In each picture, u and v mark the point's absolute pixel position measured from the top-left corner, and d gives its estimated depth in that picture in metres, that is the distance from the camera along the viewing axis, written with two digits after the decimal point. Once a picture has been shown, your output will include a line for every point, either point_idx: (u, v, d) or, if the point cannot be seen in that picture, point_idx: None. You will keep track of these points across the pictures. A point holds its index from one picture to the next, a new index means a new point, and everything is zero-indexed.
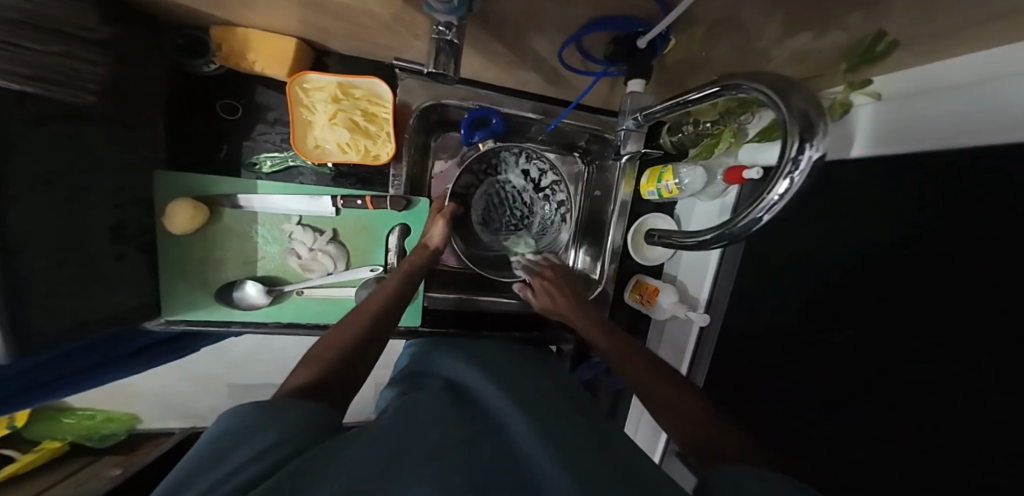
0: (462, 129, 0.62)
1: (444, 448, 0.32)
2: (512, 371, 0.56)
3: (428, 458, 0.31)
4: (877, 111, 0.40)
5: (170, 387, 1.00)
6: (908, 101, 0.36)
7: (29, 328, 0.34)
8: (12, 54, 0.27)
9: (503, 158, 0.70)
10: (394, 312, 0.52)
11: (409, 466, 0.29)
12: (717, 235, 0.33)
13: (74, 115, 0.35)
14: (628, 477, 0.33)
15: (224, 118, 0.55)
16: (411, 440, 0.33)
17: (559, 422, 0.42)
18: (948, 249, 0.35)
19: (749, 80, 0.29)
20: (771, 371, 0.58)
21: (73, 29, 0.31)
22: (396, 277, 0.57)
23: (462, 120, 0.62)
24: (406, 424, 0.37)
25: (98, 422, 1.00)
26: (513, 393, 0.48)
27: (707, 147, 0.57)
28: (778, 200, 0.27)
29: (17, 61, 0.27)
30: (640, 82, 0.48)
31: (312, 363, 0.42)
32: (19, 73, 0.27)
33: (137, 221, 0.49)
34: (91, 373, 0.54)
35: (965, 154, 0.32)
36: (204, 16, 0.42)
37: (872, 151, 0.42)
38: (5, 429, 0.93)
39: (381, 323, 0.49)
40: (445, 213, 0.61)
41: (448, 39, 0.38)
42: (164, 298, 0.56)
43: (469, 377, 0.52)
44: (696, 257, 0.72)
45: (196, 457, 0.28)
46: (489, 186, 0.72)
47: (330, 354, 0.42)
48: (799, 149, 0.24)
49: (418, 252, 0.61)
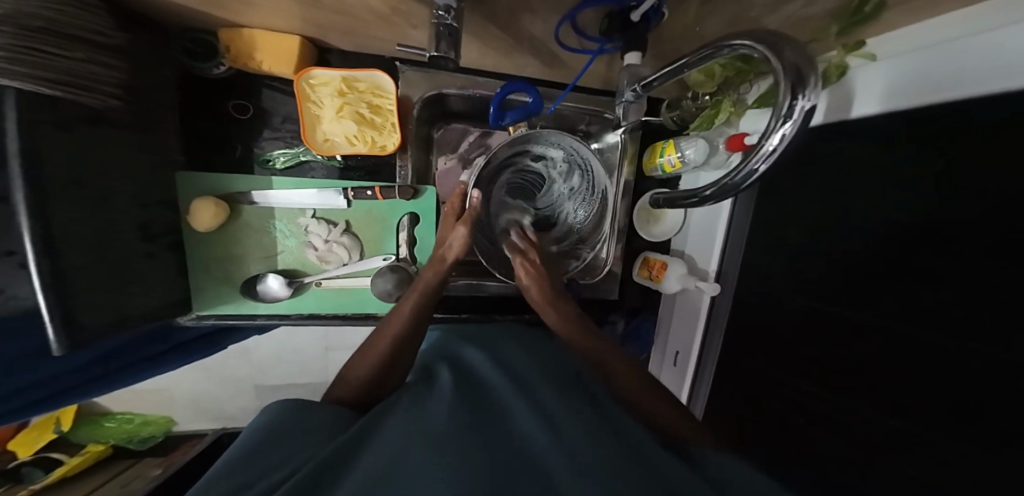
0: (495, 105, 0.55)
1: (461, 433, 0.35)
2: (523, 358, 0.57)
3: (417, 445, 0.32)
4: (902, 67, 0.41)
5: (201, 389, 1.04)
6: (946, 48, 0.36)
7: (75, 322, 0.37)
8: (39, 60, 0.30)
9: (541, 138, 0.62)
10: (414, 335, 0.50)
11: (417, 450, 0.31)
12: (719, 189, 0.36)
13: (98, 119, 0.38)
14: (648, 475, 0.33)
15: (236, 118, 0.58)
16: (429, 426, 0.35)
17: (574, 414, 0.42)
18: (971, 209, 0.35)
19: (743, 37, 0.30)
20: (789, 336, 0.59)
21: (91, 35, 0.34)
22: (412, 294, 0.54)
23: (495, 96, 0.56)
24: (408, 413, 0.38)
25: (137, 425, 1.05)
26: (518, 383, 0.49)
27: (708, 118, 0.57)
28: (774, 149, 0.29)
29: (44, 68, 0.30)
30: (637, 54, 0.50)
31: (349, 380, 0.47)
32: (47, 78, 0.30)
33: (163, 221, 0.52)
34: (133, 369, 0.56)
35: (1006, 100, 0.32)
36: (211, 18, 0.44)
37: (904, 104, 0.42)
38: (52, 434, 0.99)
39: (400, 352, 0.48)
40: (468, 219, 0.57)
41: (447, 23, 0.40)
42: (195, 294, 0.59)
43: (478, 363, 0.54)
44: (703, 230, 0.73)
45: (221, 469, 0.30)
46: (511, 172, 0.67)
47: (357, 373, 0.47)
48: (791, 100, 0.27)
49: (434, 266, 0.57)
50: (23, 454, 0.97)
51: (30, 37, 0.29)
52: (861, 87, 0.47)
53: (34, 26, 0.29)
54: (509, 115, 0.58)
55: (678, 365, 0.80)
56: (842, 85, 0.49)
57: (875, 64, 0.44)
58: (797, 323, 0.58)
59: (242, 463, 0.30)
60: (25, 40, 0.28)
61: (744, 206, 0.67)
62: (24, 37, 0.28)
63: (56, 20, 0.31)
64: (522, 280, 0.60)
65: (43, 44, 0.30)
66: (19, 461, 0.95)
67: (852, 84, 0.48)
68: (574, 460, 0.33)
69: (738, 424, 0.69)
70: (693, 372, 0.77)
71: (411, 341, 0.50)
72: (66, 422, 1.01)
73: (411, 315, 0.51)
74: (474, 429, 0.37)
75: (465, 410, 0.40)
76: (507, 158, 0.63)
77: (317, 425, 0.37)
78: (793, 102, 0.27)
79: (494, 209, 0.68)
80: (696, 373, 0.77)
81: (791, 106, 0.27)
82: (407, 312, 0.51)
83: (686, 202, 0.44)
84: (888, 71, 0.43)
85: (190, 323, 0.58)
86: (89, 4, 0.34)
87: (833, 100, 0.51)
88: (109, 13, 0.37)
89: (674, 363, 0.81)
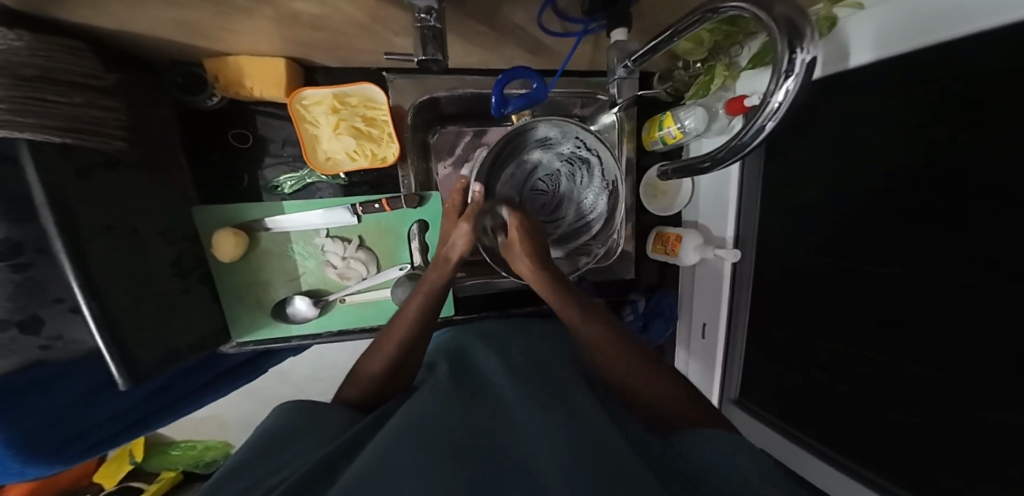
0: (495, 95, 0.52)
1: (454, 429, 0.35)
2: (525, 347, 0.57)
3: (413, 441, 0.32)
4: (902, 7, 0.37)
5: (250, 413, 1.10)
6: None
7: (132, 357, 0.40)
8: (45, 110, 0.31)
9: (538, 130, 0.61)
10: (421, 339, 0.52)
11: (405, 451, 0.30)
12: (727, 150, 0.35)
13: (110, 162, 0.40)
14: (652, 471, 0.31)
15: (237, 147, 0.60)
16: (422, 423, 0.35)
17: (579, 405, 0.41)
18: (995, 128, 0.33)
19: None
20: (815, 292, 0.57)
21: (83, 78, 0.36)
22: (418, 296, 0.55)
23: (496, 83, 0.52)
24: (403, 413, 0.39)
25: (200, 451, 1.12)
26: (517, 372, 0.49)
27: (702, 85, 0.55)
28: (780, 105, 0.29)
29: (50, 116, 0.32)
30: (623, 30, 0.49)
31: (358, 381, 0.48)
32: (55, 127, 0.32)
33: (192, 256, 0.55)
34: (189, 397, 0.60)
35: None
36: (195, 49, 0.46)
37: (906, 48, 0.38)
38: (129, 465, 1.09)
39: (412, 349, 0.50)
40: (469, 216, 0.58)
41: (430, 24, 0.40)
42: (231, 324, 0.62)
43: (477, 357, 0.54)
44: (716, 197, 0.70)
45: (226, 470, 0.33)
46: (516, 167, 0.66)
47: (365, 374, 0.48)
48: (790, 54, 0.26)
49: (438, 269, 0.58)
50: (109, 486, 1.07)
51: (35, 87, 0.30)
52: (855, 37, 0.43)
53: (28, 75, 0.30)
54: (513, 101, 0.55)
55: (707, 337, 0.77)
56: (834, 38, 0.46)
57: (864, 11, 0.41)
58: (821, 277, 0.56)
59: (249, 467, 0.33)
60: (26, 91, 0.29)
61: (756, 167, 0.63)
62: (22, 88, 0.29)
63: (46, 67, 0.31)
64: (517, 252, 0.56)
65: (45, 92, 0.31)
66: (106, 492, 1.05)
67: (846, 34, 0.44)
68: (571, 447, 0.33)
69: (770, 387, 0.67)
70: (723, 343, 0.74)
71: (420, 342, 0.51)
72: (139, 453, 1.10)
73: (415, 317, 0.52)
74: (465, 422, 0.37)
75: (464, 410, 0.39)
76: (508, 149, 0.63)
77: (321, 426, 0.39)
78: (793, 57, 0.26)
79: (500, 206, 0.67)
80: (727, 343, 0.74)
81: (792, 61, 0.26)
82: (412, 310, 0.53)
83: (698, 168, 0.42)
84: (882, 17, 0.40)
85: (232, 351, 0.63)
86: (77, 48, 0.35)
87: (825, 53, 0.47)
88: (96, 56, 0.38)
89: (702, 335, 0.79)
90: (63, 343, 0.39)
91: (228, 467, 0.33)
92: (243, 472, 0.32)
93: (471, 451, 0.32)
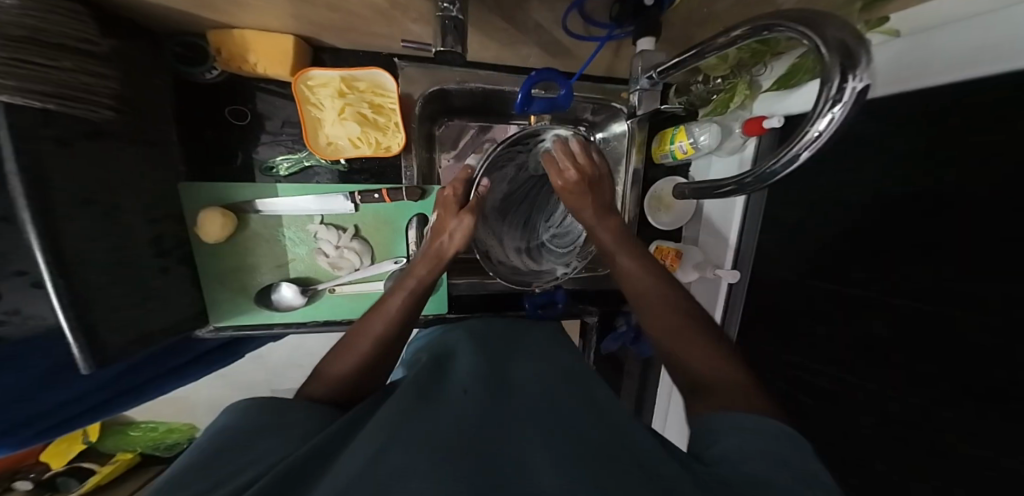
0: (522, 94, 0.50)
1: (452, 431, 0.33)
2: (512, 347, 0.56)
3: (402, 446, 0.30)
4: (928, 44, 0.38)
5: (220, 396, 1.05)
6: (982, 24, 0.33)
7: (99, 341, 0.37)
8: (29, 73, 0.28)
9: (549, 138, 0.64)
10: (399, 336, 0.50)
11: (398, 454, 0.28)
12: (756, 176, 0.36)
13: (97, 132, 0.37)
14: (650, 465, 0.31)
15: (234, 124, 0.57)
16: (415, 426, 0.33)
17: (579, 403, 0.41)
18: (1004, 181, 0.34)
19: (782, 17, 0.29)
20: (804, 320, 0.59)
21: (75, 41, 0.32)
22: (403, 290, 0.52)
23: (527, 80, 0.49)
24: (391, 412, 0.36)
25: (160, 434, 1.06)
26: (508, 372, 0.47)
27: (722, 100, 0.57)
28: (820, 134, 0.29)
29: (34, 80, 0.29)
30: (651, 40, 0.50)
31: (327, 376, 0.45)
32: (39, 92, 0.29)
33: (174, 234, 0.51)
34: (154, 382, 0.57)
35: None
36: (198, 19, 0.43)
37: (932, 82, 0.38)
38: (81, 444, 1.02)
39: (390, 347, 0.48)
40: (473, 210, 0.57)
41: (452, 15, 0.38)
42: (210, 307, 0.58)
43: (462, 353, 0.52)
44: (718, 215, 0.71)
45: (204, 458, 0.31)
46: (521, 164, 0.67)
47: (337, 368, 0.45)
48: (841, 81, 0.26)
49: (427, 262, 0.55)
50: (58, 465, 1.00)
51: (17, 49, 0.27)
52: (882, 65, 0.43)
53: (19, 35, 0.28)
54: (537, 104, 0.55)
55: None
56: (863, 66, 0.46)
57: (896, 40, 0.41)
58: (813, 306, 0.57)
59: (221, 460, 0.31)
60: (8, 50, 0.26)
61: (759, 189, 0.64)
62: (10, 48, 0.27)
63: (37, 27, 0.29)
64: (576, 206, 0.55)
65: (29, 54, 0.28)
66: (54, 472, 0.99)
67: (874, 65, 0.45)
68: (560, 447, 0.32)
69: None
70: None
71: (398, 340, 0.50)
72: (94, 433, 1.03)
73: (398, 312, 0.50)
74: (462, 421, 0.35)
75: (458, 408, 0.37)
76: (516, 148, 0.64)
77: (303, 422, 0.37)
78: (844, 84, 0.26)
79: (492, 200, 0.68)
80: None
81: (842, 88, 0.26)
82: (395, 306, 0.50)
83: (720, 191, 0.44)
84: (913, 49, 0.39)
85: (208, 335, 0.59)
86: (72, 9, 0.32)
87: None
88: (92, 20, 0.35)
89: None
90: (21, 317, 0.36)
91: (186, 465, 0.30)
92: (207, 469, 0.29)
93: (469, 447, 0.30)
